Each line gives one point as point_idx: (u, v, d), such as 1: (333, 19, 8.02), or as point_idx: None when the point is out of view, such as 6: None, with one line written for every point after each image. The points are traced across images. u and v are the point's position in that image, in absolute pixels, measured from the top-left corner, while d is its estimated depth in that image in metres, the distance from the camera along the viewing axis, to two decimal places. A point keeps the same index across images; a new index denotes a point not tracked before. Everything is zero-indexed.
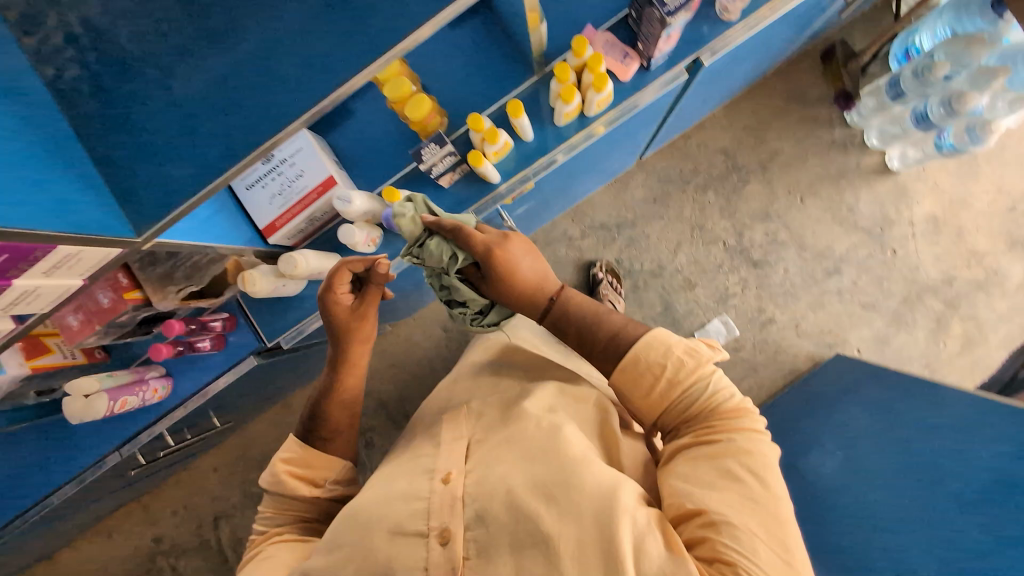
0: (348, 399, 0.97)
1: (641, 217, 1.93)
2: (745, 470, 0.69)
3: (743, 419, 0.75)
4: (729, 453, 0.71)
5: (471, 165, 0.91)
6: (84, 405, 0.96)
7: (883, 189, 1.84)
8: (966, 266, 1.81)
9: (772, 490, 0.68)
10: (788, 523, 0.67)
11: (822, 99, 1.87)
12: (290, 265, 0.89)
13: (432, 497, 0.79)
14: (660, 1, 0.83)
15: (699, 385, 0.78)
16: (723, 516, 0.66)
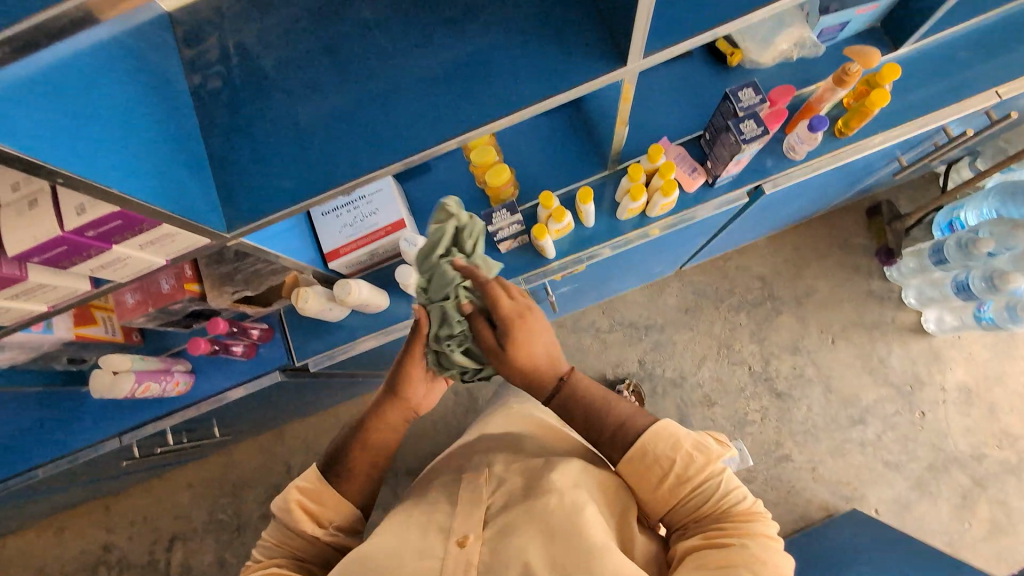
0: (376, 445, 0.95)
1: (671, 324, 1.95)
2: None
3: (756, 523, 0.75)
4: (740, 557, 0.71)
5: (534, 237, 0.96)
6: (109, 381, 0.96)
7: (917, 348, 1.84)
8: (997, 445, 1.75)
9: None
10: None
11: (864, 250, 1.92)
12: (344, 291, 0.92)
13: (446, 560, 0.80)
14: (738, 129, 0.90)
15: (710, 481, 0.80)
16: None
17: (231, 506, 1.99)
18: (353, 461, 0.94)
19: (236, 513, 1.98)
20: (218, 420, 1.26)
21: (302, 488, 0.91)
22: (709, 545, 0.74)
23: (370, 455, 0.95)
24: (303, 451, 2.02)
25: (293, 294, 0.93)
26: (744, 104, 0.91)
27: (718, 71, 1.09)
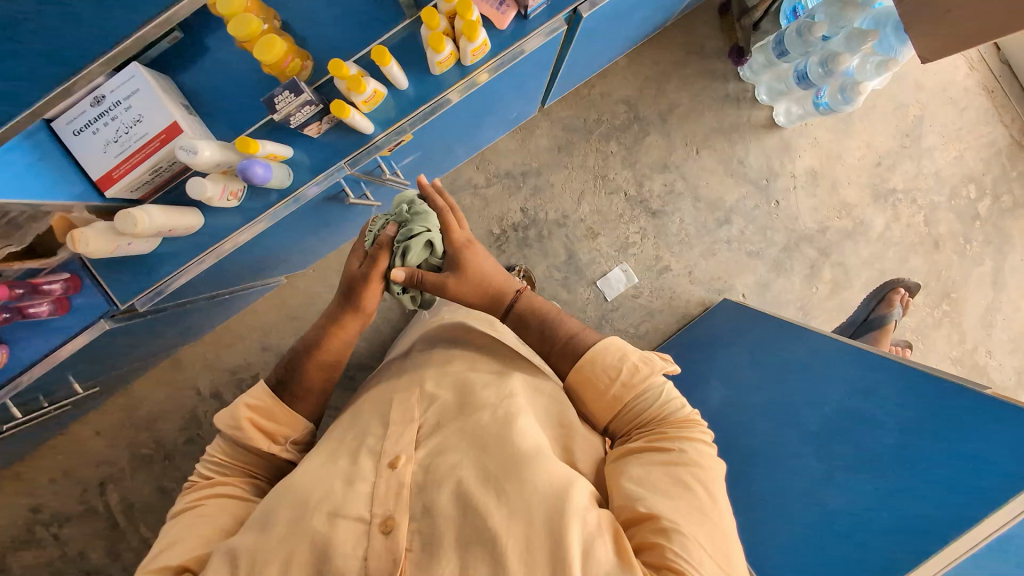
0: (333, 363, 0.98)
1: (545, 166, 1.93)
2: (690, 476, 0.78)
3: (694, 430, 0.84)
4: (677, 458, 0.79)
5: (335, 115, 0.84)
6: None
7: (770, 143, 1.94)
8: (838, 216, 1.97)
9: (715, 503, 0.76)
10: (726, 532, 0.75)
11: (718, 52, 1.91)
12: (128, 224, 0.79)
13: (378, 482, 0.84)
14: None
15: (659, 393, 0.88)
16: (673, 522, 0.73)
17: (152, 440, 1.97)
18: (305, 383, 0.96)
19: (159, 444, 1.97)
20: (74, 374, 1.16)
21: (254, 408, 0.92)
22: (654, 447, 0.82)
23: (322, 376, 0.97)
24: (208, 372, 1.98)
25: (68, 239, 0.80)
26: None
27: None
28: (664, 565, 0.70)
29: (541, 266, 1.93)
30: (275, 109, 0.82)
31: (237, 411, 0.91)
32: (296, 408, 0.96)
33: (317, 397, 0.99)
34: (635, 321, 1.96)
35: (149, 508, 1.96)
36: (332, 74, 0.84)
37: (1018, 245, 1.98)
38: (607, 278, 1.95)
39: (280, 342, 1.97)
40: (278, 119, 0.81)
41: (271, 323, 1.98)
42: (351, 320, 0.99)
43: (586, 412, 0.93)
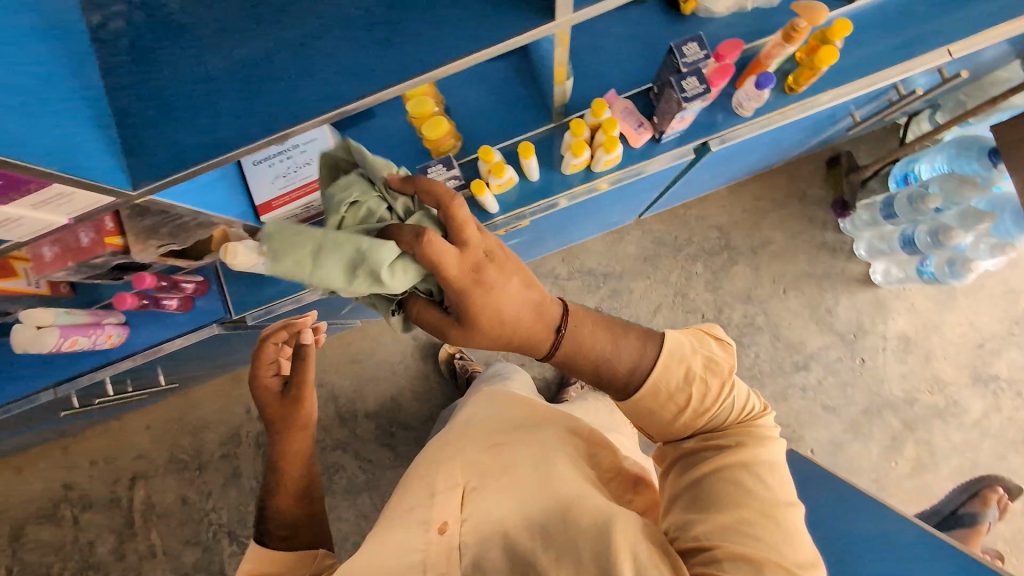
0: (293, 481, 0.92)
1: (628, 272, 1.96)
2: (745, 476, 0.70)
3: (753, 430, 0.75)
4: (730, 465, 0.71)
5: (472, 192, 0.91)
6: (32, 335, 0.87)
7: (863, 299, 1.89)
8: (928, 391, 1.85)
9: (781, 511, 0.68)
10: (796, 531, 0.67)
11: (821, 201, 1.92)
12: (273, 247, 0.87)
13: (428, 548, 0.80)
14: (679, 85, 0.80)
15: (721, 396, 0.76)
16: (731, 536, 0.66)
17: (192, 447, 2.01)
18: (283, 510, 0.90)
19: (197, 453, 2.01)
20: (161, 368, 1.23)
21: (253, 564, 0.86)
22: (709, 459, 0.74)
23: (295, 496, 0.92)
24: None
25: (221, 248, 0.88)
26: (688, 59, 0.81)
27: (670, 19, 0.98)
28: None
29: None
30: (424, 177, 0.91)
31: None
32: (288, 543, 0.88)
33: (304, 521, 0.91)
34: None
35: (168, 515, 1.97)
36: (478, 157, 0.92)
37: None
38: None
39: (337, 381, 1.98)
40: None
41: (330, 363, 1.98)
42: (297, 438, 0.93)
43: (636, 427, 0.85)
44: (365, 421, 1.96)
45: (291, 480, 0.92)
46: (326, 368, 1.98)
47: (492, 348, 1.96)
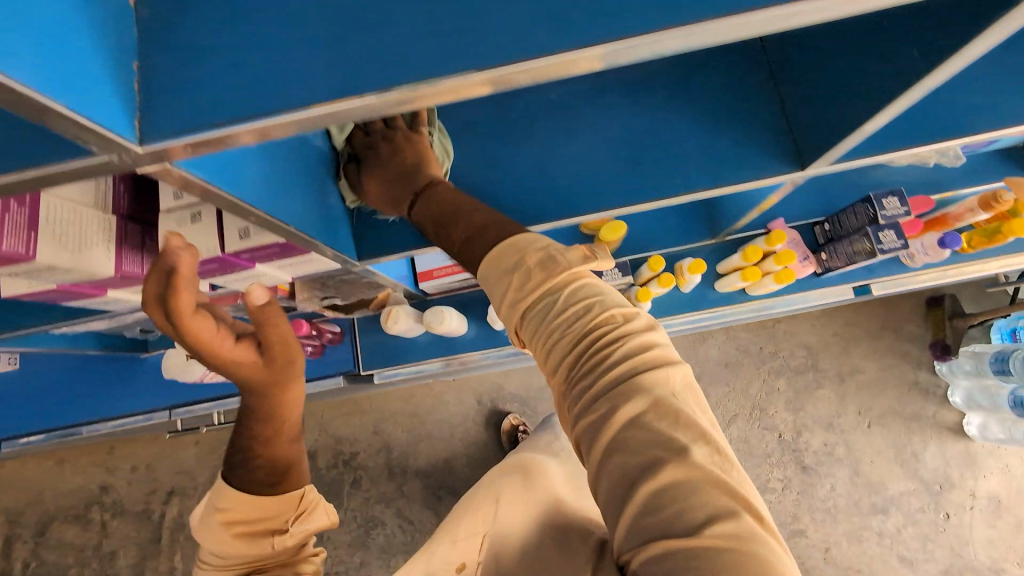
0: (279, 411, 0.75)
1: (707, 375, 1.90)
2: (635, 433, 0.48)
3: (616, 346, 0.51)
4: (628, 419, 0.49)
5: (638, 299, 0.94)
6: (182, 364, 0.89)
7: (954, 450, 1.79)
8: (1017, 563, 1.72)
9: (675, 471, 0.46)
10: (698, 485, 0.46)
11: (917, 339, 1.87)
12: (437, 319, 0.90)
13: None
14: (875, 236, 0.82)
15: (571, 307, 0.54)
16: (666, 543, 0.44)
17: None
18: (272, 449, 0.75)
19: None
20: None
21: (225, 512, 0.71)
22: (590, 426, 0.50)
23: (275, 427, 0.75)
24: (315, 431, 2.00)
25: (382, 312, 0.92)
26: (887, 213, 0.81)
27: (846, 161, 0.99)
28: None
29: None
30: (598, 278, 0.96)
31: (216, 527, 0.71)
32: (271, 491, 0.74)
33: (293, 461, 0.77)
34: None
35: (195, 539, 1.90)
36: (645, 263, 0.94)
37: None
38: None
39: (393, 431, 1.94)
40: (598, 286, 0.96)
41: (391, 412, 1.95)
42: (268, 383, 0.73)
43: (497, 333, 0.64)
44: (414, 479, 1.89)
45: (278, 410, 0.75)
46: (386, 416, 1.95)
47: None
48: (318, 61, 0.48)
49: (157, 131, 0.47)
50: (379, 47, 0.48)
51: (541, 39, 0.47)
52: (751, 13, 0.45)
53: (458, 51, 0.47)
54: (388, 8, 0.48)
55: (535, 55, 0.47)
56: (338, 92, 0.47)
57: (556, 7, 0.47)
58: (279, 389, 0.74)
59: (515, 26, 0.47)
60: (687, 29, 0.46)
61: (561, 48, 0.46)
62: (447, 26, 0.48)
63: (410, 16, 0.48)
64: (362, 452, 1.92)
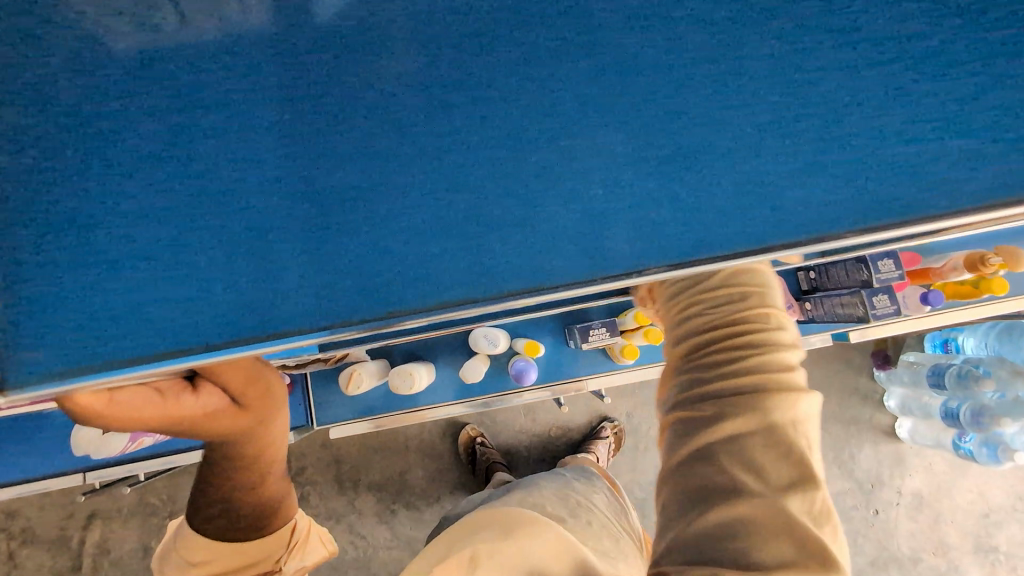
0: (256, 458, 0.65)
1: None
2: (760, 448, 0.56)
3: (751, 355, 0.60)
4: (742, 430, 0.56)
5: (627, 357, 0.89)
6: (100, 438, 0.82)
7: (885, 451, 1.91)
8: (934, 552, 1.87)
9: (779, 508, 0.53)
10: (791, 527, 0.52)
11: (859, 347, 1.95)
12: (407, 382, 0.84)
13: None
14: (871, 302, 0.82)
15: (719, 309, 0.64)
16: (727, 533, 0.53)
17: (164, 492, 1.77)
18: (255, 496, 0.68)
19: (169, 499, 1.78)
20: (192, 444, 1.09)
21: (204, 564, 0.67)
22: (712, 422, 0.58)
23: (256, 474, 0.67)
24: None
25: (342, 374, 0.85)
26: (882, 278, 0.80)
27: None
28: None
29: (626, 477, 1.85)
30: (582, 336, 0.89)
31: None
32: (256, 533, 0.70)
33: (278, 499, 0.71)
34: None
35: (123, 564, 1.74)
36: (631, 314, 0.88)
37: None
38: None
39: (342, 443, 1.83)
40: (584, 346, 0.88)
41: None
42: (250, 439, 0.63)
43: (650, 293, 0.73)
44: (366, 494, 1.81)
45: (254, 456, 0.65)
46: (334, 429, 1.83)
47: (513, 438, 1.85)
48: (298, 279, 0.45)
49: (52, 370, 0.42)
50: (369, 270, 0.46)
51: (540, 270, 0.47)
52: (746, 252, 0.47)
53: (450, 277, 0.47)
54: (385, 220, 0.46)
55: (527, 287, 0.47)
56: (318, 317, 0.46)
57: (559, 224, 0.47)
58: (257, 438, 0.64)
59: (514, 248, 0.47)
60: (676, 269, 0.48)
61: (558, 282, 0.47)
62: (444, 246, 0.46)
63: (407, 236, 0.46)
64: (310, 467, 1.80)
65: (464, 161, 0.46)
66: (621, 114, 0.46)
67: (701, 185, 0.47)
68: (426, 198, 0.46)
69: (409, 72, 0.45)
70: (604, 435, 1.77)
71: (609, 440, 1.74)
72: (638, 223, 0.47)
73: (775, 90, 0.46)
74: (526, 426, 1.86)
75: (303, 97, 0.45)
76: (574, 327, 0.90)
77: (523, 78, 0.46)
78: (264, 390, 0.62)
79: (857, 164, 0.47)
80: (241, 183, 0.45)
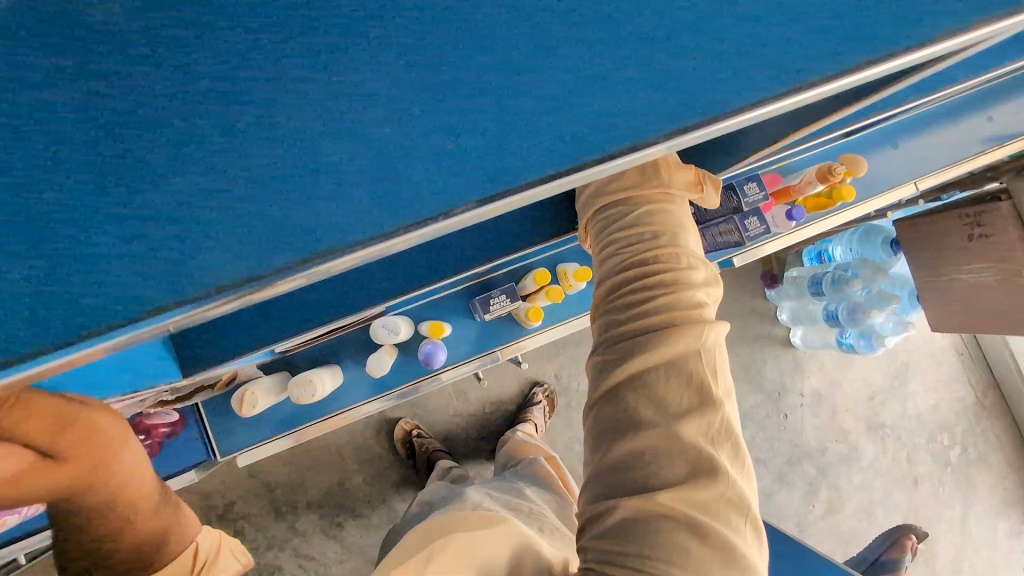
0: (111, 507, 0.61)
1: (586, 338, 1.94)
2: (665, 378, 0.64)
3: (665, 294, 0.67)
4: (652, 362, 0.64)
5: (531, 319, 0.88)
6: None
7: (784, 361, 2.11)
8: (836, 440, 2.11)
9: (675, 429, 0.62)
10: (689, 444, 0.62)
11: (750, 272, 2.11)
12: (307, 390, 0.79)
13: None
14: (745, 225, 0.90)
15: (635, 254, 0.71)
16: (637, 456, 0.62)
17: None
18: (128, 535, 0.66)
19: None
20: None
21: None
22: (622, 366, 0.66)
23: (125, 514, 0.63)
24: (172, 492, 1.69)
25: (235, 399, 0.80)
26: (750, 200, 0.88)
27: None
28: (617, 539, 0.61)
29: (564, 436, 1.90)
30: (483, 307, 0.88)
31: None
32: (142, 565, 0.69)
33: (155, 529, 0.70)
34: None
35: None
36: (531, 277, 0.88)
37: (981, 496, 2.15)
38: None
39: (270, 469, 1.72)
40: (486, 315, 0.87)
41: None
42: (111, 481, 0.59)
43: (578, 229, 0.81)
44: (307, 513, 1.73)
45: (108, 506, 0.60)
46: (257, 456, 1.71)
47: (448, 423, 1.83)
48: (93, 282, 0.42)
49: None
50: (154, 259, 0.42)
51: (341, 231, 0.45)
52: (565, 172, 0.48)
53: (245, 253, 0.44)
54: (162, 209, 0.42)
55: (332, 251, 0.45)
56: (124, 312, 0.42)
57: (350, 183, 0.45)
58: (110, 474, 0.59)
59: (308, 214, 0.44)
60: (483, 207, 0.47)
61: (358, 240, 0.45)
62: (228, 224, 0.43)
63: (195, 221, 0.43)
64: (239, 500, 1.69)
65: (234, 134, 0.43)
66: (417, 53, 0.45)
67: (494, 130, 0.47)
68: (209, 180, 0.43)
69: (177, 61, 0.42)
70: (537, 401, 1.80)
71: (543, 404, 1.77)
72: (435, 170, 0.46)
73: (548, 24, 0.47)
74: (460, 408, 1.84)
75: (82, 112, 0.42)
76: (474, 300, 0.89)
77: (293, 45, 0.44)
78: (89, 424, 0.56)
79: (676, 66, 0.49)
80: (26, 195, 0.41)
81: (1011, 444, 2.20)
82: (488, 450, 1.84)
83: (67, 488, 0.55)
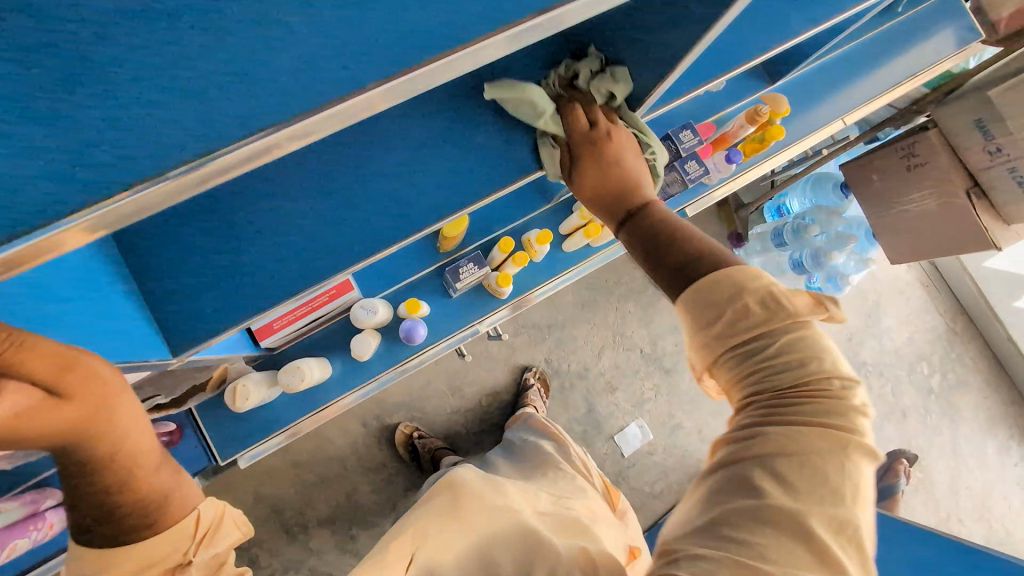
0: (115, 454, 0.49)
1: (570, 320, 1.99)
2: (809, 471, 0.49)
3: (825, 395, 0.52)
4: (800, 452, 0.50)
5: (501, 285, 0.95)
6: None
7: None
8: None
9: (803, 533, 0.47)
10: (813, 553, 0.47)
11: (717, 234, 2.18)
12: (298, 376, 0.86)
13: None
14: (684, 169, 0.96)
15: (796, 334, 0.54)
16: (748, 539, 0.47)
17: None
18: (125, 495, 0.51)
19: None
20: None
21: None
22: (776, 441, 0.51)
23: (123, 467, 0.50)
24: None
25: (228, 393, 0.87)
26: (687, 146, 0.93)
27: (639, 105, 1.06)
28: None
29: (562, 418, 1.94)
30: (455, 277, 0.94)
31: None
32: (146, 531, 0.53)
33: (167, 487, 0.55)
34: (651, 478, 1.99)
35: None
36: (496, 246, 0.94)
37: (967, 417, 2.24)
38: (625, 433, 1.98)
39: (278, 491, 1.73)
40: (458, 285, 0.93)
41: (268, 474, 1.73)
42: (110, 424, 0.48)
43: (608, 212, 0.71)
44: (320, 530, 1.74)
45: (106, 458, 0.49)
46: (263, 480, 1.72)
47: (448, 421, 1.86)
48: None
49: None
50: (70, 153, 0.40)
51: (250, 116, 0.44)
52: (494, 36, 0.49)
53: (160, 141, 0.42)
54: (61, 94, 0.39)
55: (244, 136, 0.43)
56: (50, 206, 0.40)
57: (274, 60, 0.44)
58: (107, 420, 0.48)
59: (217, 98, 0.43)
60: (393, 83, 0.47)
61: (276, 123, 0.44)
62: (148, 106, 0.41)
63: (99, 113, 0.40)
64: (251, 526, 1.69)
65: (111, 16, 0.39)
66: None
67: (390, 7, 0.46)
68: (115, 59, 0.40)
69: None
70: (531, 386, 1.84)
71: (537, 388, 1.81)
72: (332, 48, 0.45)
73: None
74: (457, 405, 1.88)
75: None
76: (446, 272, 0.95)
77: None
78: (81, 368, 0.46)
79: None
80: None
81: (988, 364, 2.29)
82: (490, 442, 1.88)
83: (54, 433, 0.44)
